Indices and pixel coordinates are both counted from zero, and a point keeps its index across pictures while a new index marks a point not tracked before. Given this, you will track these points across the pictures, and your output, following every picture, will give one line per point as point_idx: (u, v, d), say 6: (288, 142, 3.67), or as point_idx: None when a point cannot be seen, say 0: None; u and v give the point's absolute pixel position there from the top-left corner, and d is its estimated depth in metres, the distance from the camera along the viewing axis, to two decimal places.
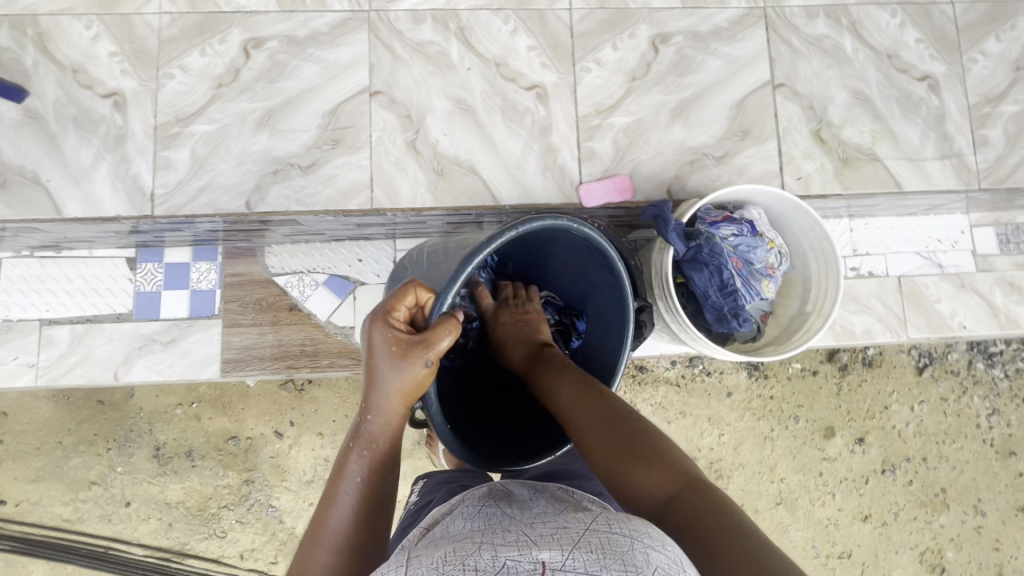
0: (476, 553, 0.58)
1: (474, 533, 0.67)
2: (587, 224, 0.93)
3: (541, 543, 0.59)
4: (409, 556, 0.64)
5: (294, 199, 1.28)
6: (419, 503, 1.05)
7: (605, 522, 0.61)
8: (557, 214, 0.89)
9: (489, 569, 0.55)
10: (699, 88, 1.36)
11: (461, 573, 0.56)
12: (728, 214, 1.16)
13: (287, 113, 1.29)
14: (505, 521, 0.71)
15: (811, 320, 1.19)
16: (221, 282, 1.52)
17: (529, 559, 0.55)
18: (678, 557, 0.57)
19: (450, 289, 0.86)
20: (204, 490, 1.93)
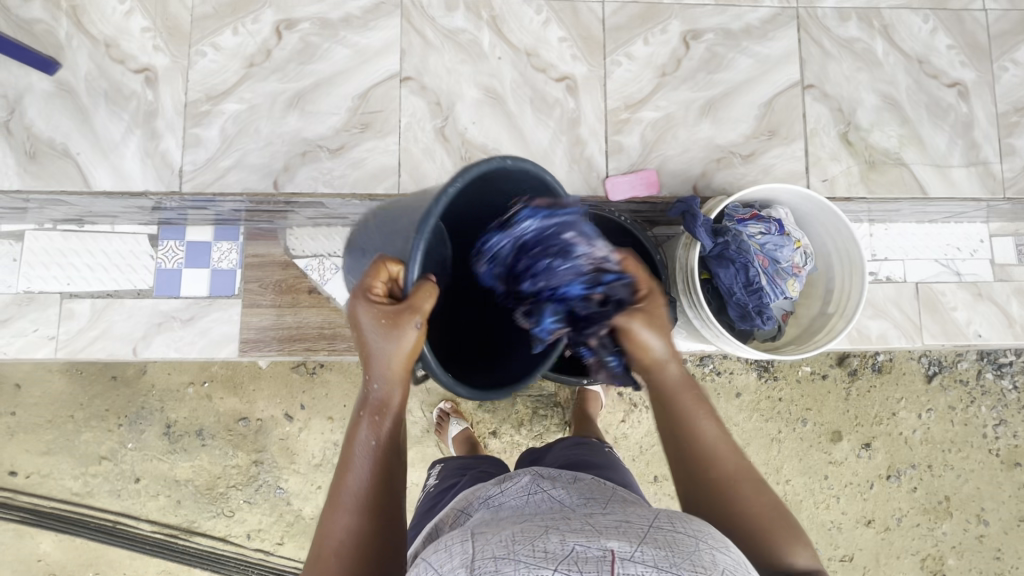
0: (544, 536, 0.61)
1: (531, 516, 0.70)
2: (519, 157, 0.83)
3: (606, 532, 0.62)
4: (470, 534, 0.67)
5: (321, 180, 1.28)
6: (441, 486, 1.08)
7: (668, 520, 0.65)
8: (487, 156, 0.80)
9: (559, 551, 0.58)
10: (729, 86, 1.36)
11: (531, 554, 0.58)
12: (756, 212, 1.15)
13: (318, 95, 1.29)
14: (557, 504, 0.73)
15: (832, 320, 1.20)
16: (241, 262, 1.53)
17: (598, 546, 0.58)
18: (739, 559, 0.62)
19: (414, 253, 0.76)
20: (214, 469, 1.94)
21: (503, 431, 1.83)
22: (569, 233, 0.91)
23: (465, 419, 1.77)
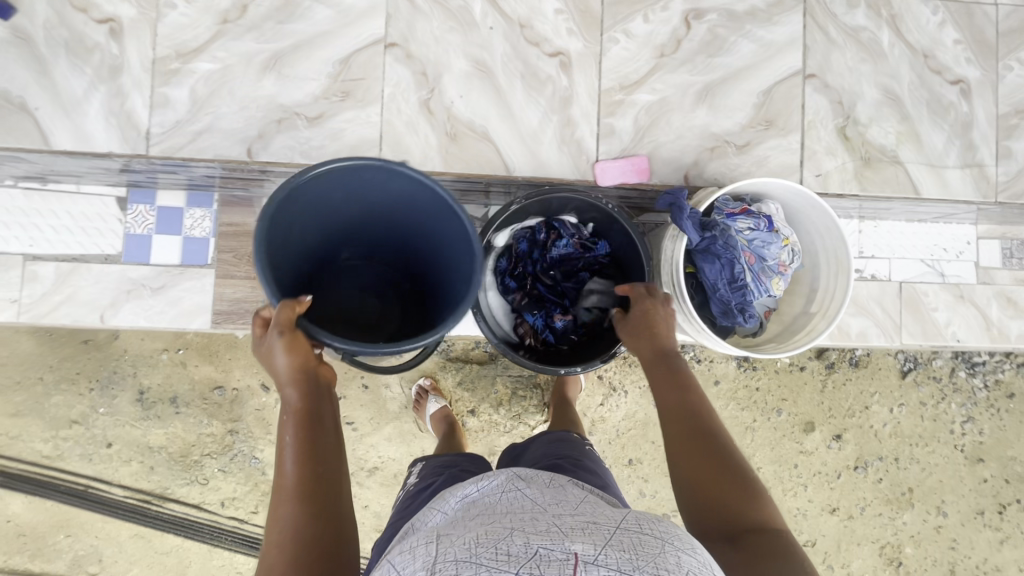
0: (507, 536, 0.61)
1: (499, 515, 0.68)
2: (289, 178, 0.90)
3: (572, 534, 0.61)
4: (437, 534, 0.66)
5: (298, 150, 1.21)
6: (420, 484, 1.06)
7: (635, 522, 0.64)
8: (265, 204, 0.89)
9: (522, 554, 0.57)
10: (728, 71, 1.31)
11: (494, 556, 0.58)
12: (746, 206, 1.11)
13: (297, 58, 1.22)
14: (529, 504, 0.72)
15: (814, 320, 1.18)
16: (215, 231, 1.48)
17: (562, 549, 0.58)
18: (706, 560, 0.62)
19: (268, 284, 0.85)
20: (188, 437, 1.93)
21: (482, 410, 1.83)
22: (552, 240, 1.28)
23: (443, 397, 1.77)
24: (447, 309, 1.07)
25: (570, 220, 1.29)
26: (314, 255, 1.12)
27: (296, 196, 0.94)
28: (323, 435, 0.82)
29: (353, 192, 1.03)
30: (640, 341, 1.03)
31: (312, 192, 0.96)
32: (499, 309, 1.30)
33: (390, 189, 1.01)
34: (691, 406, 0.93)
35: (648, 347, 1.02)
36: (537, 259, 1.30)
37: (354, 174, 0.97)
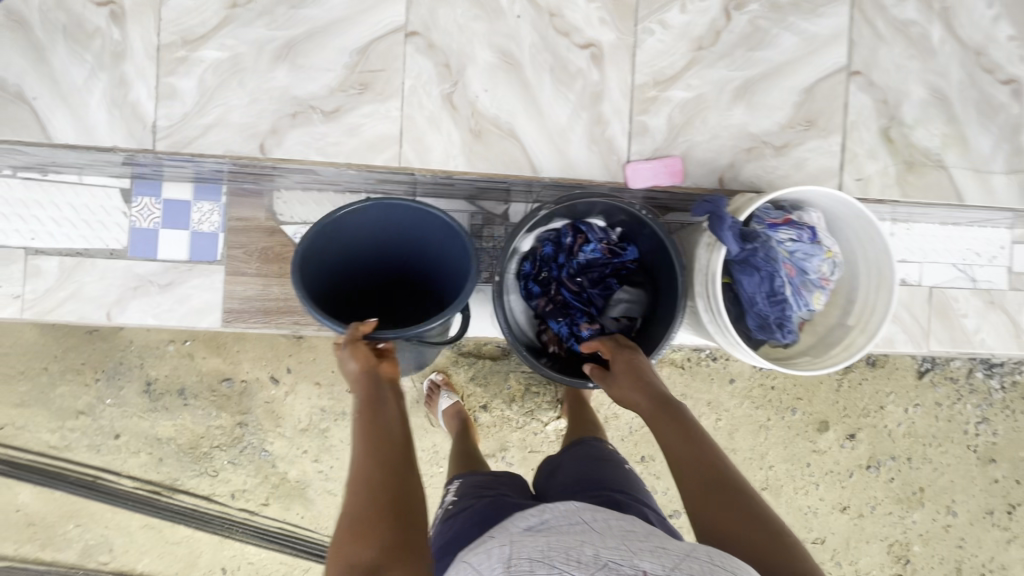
0: (579, 546, 0.63)
1: (569, 531, 0.70)
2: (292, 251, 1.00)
3: (641, 553, 0.63)
4: (511, 539, 0.69)
5: (314, 147, 1.14)
6: (460, 506, 1.02)
7: (705, 552, 0.64)
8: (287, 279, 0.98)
9: (591, 562, 0.60)
10: (769, 66, 1.23)
11: (565, 562, 0.60)
12: (789, 217, 1.06)
13: (311, 46, 1.14)
14: (599, 524, 0.74)
15: (852, 334, 1.13)
16: (224, 225, 1.42)
17: (632, 565, 0.59)
18: None
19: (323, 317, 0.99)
20: (197, 429, 1.91)
21: (494, 406, 1.80)
22: (578, 245, 1.23)
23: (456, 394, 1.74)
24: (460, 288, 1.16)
25: (598, 223, 1.23)
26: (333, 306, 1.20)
27: (303, 263, 1.04)
28: (383, 416, 0.90)
29: (341, 242, 1.13)
30: (631, 390, 1.02)
31: (314, 250, 1.07)
32: (522, 315, 1.26)
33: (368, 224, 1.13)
34: (702, 455, 0.89)
35: (643, 398, 1.00)
36: (562, 265, 1.25)
37: (334, 227, 1.09)
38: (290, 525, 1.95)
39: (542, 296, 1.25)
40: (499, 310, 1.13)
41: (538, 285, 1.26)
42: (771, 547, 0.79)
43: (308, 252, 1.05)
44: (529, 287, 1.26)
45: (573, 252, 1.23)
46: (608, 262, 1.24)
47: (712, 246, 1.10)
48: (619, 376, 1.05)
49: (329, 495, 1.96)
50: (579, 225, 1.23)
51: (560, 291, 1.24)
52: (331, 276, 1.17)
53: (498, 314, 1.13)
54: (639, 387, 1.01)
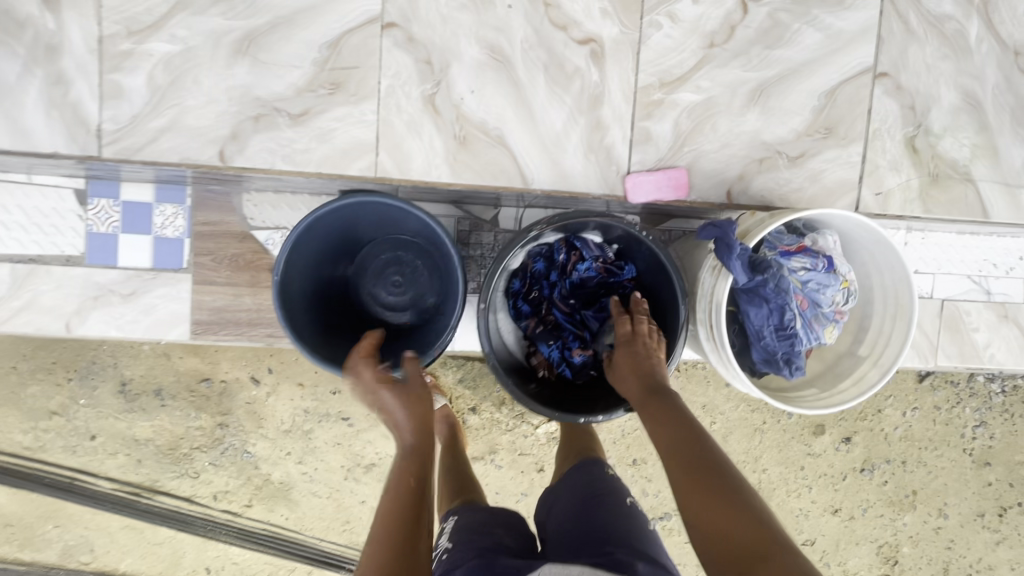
0: None
1: None
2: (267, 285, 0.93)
3: None
4: None
5: (279, 155, 1.03)
6: (454, 559, 0.96)
7: None
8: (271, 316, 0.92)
9: None
10: (787, 66, 1.11)
11: None
12: (803, 244, 0.96)
13: (275, 39, 1.01)
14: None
15: (863, 367, 1.05)
16: (190, 230, 1.31)
17: None
18: None
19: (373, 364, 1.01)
20: (176, 430, 1.84)
21: (484, 408, 1.73)
22: (571, 260, 1.13)
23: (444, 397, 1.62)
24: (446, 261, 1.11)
25: (594, 238, 1.13)
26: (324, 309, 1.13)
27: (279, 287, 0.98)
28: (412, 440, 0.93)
29: (309, 248, 1.06)
30: (626, 376, 0.98)
31: (290, 279, 1.03)
32: (510, 337, 1.17)
33: (332, 219, 1.05)
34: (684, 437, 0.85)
35: (636, 386, 0.97)
36: (555, 284, 1.15)
37: (300, 241, 1.03)
38: (275, 526, 1.91)
39: (531, 316, 1.16)
40: (485, 331, 1.05)
41: (527, 305, 1.16)
42: (753, 530, 0.75)
43: (285, 288, 1.02)
44: (518, 307, 1.16)
45: (566, 270, 1.13)
46: (605, 272, 1.14)
47: (717, 271, 1.01)
48: (619, 366, 1.01)
49: (313, 497, 1.91)
50: (574, 239, 1.12)
51: (552, 311, 1.15)
52: (324, 274, 1.14)
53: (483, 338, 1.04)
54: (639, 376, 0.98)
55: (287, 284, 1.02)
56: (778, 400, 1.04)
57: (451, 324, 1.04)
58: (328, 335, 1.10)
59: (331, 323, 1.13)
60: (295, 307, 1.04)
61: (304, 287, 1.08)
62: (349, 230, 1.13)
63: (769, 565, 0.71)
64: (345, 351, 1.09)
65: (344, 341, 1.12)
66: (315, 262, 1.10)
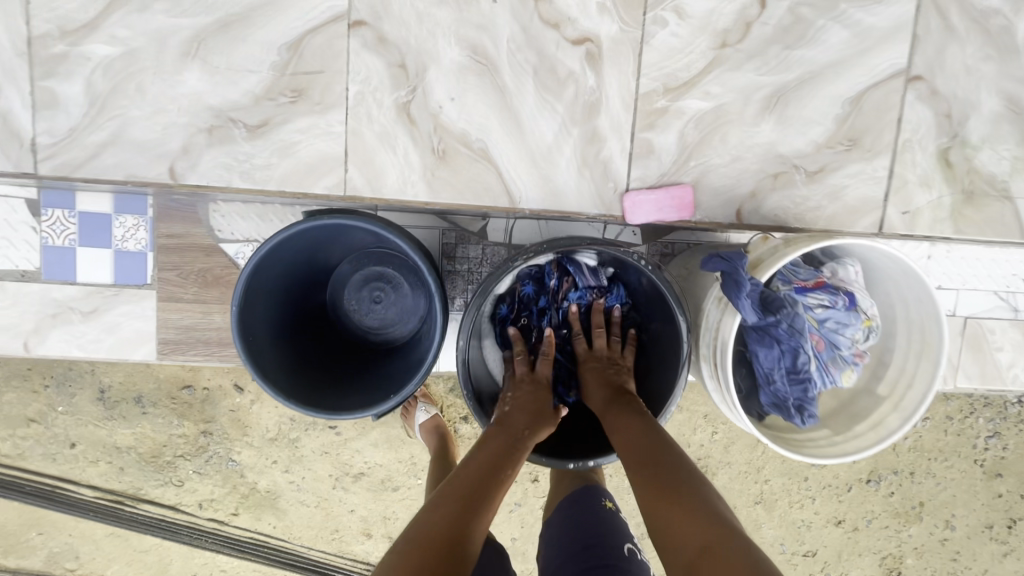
0: None
1: None
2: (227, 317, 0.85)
3: None
4: None
5: (237, 171, 0.92)
6: None
7: None
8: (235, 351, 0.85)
9: None
10: (809, 69, 0.98)
11: None
12: (822, 279, 0.86)
13: (228, 40, 0.89)
14: None
15: (883, 409, 0.95)
16: (153, 243, 1.22)
17: None
18: None
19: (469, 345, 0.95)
20: (157, 438, 1.71)
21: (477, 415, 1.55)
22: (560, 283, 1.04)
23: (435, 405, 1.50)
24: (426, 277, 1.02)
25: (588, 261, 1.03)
26: (300, 334, 1.05)
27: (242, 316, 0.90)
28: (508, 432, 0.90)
29: (277, 272, 0.98)
30: (588, 388, 0.97)
31: (256, 307, 0.94)
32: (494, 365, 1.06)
33: (298, 239, 0.95)
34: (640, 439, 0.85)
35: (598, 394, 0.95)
36: (545, 311, 1.06)
37: (262, 269, 0.93)
38: (262, 535, 1.77)
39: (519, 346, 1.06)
40: (463, 368, 0.96)
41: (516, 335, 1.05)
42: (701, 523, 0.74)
43: (248, 318, 0.93)
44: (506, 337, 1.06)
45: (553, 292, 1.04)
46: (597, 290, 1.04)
47: (723, 303, 0.91)
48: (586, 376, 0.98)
49: (301, 506, 1.76)
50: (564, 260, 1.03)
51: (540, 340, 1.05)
52: (297, 294, 1.05)
53: (461, 373, 0.95)
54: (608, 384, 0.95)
55: (251, 315, 0.93)
56: (786, 446, 0.93)
57: (427, 362, 0.95)
58: (304, 361, 1.02)
59: (311, 347, 1.05)
60: (263, 338, 0.96)
61: (274, 314, 0.99)
62: (321, 247, 1.04)
63: (713, 557, 0.71)
64: (322, 379, 1.00)
65: (322, 367, 1.03)
66: (283, 286, 1.00)
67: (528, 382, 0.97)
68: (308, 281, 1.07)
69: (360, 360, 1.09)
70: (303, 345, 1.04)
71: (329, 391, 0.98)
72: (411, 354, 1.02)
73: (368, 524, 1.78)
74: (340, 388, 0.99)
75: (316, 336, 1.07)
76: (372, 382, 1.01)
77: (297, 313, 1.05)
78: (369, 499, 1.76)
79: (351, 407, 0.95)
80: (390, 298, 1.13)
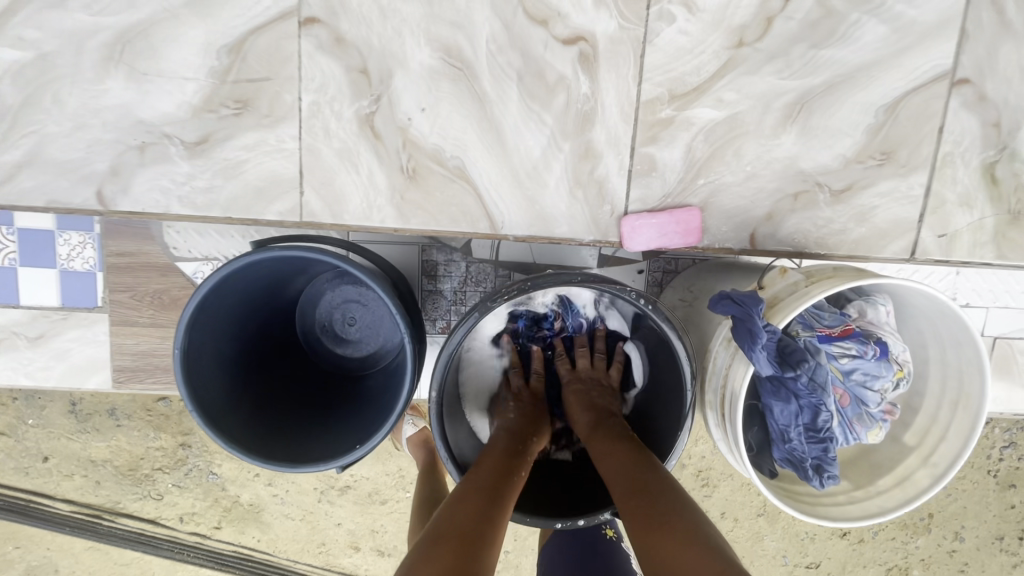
0: None
1: None
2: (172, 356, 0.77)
3: None
4: None
5: (174, 195, 0.80)
6: None
7: None
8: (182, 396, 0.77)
9: None
10: (840, 72, 0.84)
11: None
12: (850, 327, 0.75)
13: (159, 42, 0.76)
14: None
15: (910, 463, 0.85)
16: (102, 263, 1.10)
17: None
18: None
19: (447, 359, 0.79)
20: (134, 449, 1.46)
21: None
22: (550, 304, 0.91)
23: (424, 416, 1.31)
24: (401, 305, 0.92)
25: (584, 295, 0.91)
26: (264, 368, 0.95)
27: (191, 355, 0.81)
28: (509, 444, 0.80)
29: (236, 302, 0.88)
30: (571, 411, 0.85)
31: (208, 345, 0.85)
32: (470, 402, 0.90)
33: (255, 270, 0.86)
34: (632, 457, 0.75)
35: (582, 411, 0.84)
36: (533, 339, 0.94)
37: (211, 304, 0.83)
38: (245, 549, 1.53)
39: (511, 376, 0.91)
40: (439, 429, 0.81)
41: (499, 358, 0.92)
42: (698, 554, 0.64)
43: (199, 357, 0.83)
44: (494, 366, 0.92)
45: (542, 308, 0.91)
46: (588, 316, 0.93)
47: (733, 346, 0.80)
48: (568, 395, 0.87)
49: (283, 519, 1.51)
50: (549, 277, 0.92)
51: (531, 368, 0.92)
52: (258, 324, 0.95)
53: (435, 422, 0.80)
54: (595, 405, 0.84)
55: (199, 356, 0.83)
56: (801, 508, 0.82)
57: (396, 409, 0.84)
58: (263, 401, 0.91)
59: (276, 381, 0.96)
60: (214, 380, 0.85)
61: (229, 350, 0.89)
62: (283, 273, 0.94)
63: None
64: (281, 421, 0.90)
65: (286, 404, 0.94)
66: (239, 318, 0.90)
67: (522, 400, 0.87)
68: (272, 306, 0.98)
69: (328, 394, 0.99)
70: (264, 381, 0.94)
71: (288, 438, 0.87)
72: (382, 390, 0.93)
73: (356, 537, 1.53)
74: (300, 434, 0.89)
75: (283, 369, 0.98)
76: (339, 424, 0.92)
77: (261, 344, 0.96)
78: (355, 513, 1.51)
79: (311, 457, 0.85)
80: (363, 321, 1.05)
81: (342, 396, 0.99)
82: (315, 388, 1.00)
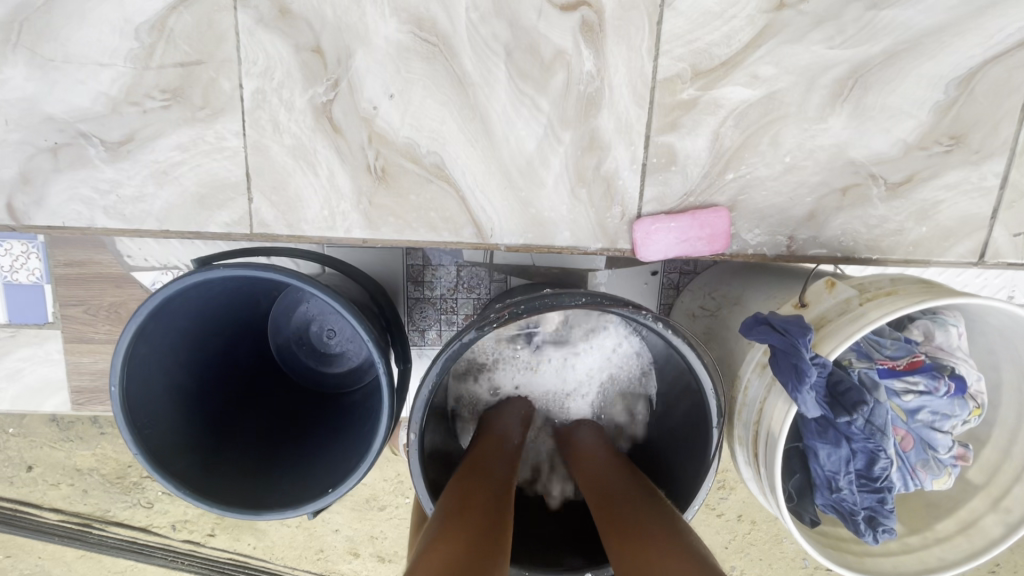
0: None
1: None
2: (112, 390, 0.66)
3: None
4: None
5: (98, 204, 0.67)
6: None
7: None
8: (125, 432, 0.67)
9: None
10: (904, 38, 0.69)
11: None
12: (918, 358, 0.62)
13: (68, 22, 0.63)
14: None
15: (975, 505, 0.71)
16: (49, 274, 0.98)
17: None
18: None
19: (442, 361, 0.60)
20: (122, 456, 1.26)
21: None
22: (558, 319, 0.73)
23: None
24: (380, 321, 0.78)
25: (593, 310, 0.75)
26: (234, 388, 0.84)
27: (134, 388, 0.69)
28: (505, 446, 0.67)
29: (190, 321, 0.76)
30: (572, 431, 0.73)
31: (159, 374, 0.73)
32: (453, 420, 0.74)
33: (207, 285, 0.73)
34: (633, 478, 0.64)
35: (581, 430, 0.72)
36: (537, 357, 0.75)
37: (153, 330, 0.70)
38: (242, 557, 1.32)
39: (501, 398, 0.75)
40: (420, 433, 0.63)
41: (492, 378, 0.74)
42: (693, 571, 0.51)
43: (148, 390, 0.71)
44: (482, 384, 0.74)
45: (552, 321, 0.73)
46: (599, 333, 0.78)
47: (768, 375, 0.67)
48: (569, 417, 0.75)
49: (280, 526, 1.30)
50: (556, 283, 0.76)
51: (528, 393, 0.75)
52: (222, 342, 0.84)
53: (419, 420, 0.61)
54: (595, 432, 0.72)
55: (146, 389, 0.71)
56: (848, 563, 0.69)
57: (372, 448, 0.72)
58: (229, 429, 0.79)
59: (250, 401, 0.85)
60: (165, 415, 0.73)
61: (185, 379, 0.77)
62: (245, 284, 0.81)
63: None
64: (245, 455, 0.77)
65: (257, 428, 0.82)
66: (195, 339, 0.78)
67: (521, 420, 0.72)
68: (238, 320, 0.87)
69: (303, 418, 0.87)
70: (232, 405, 0.82)
71: (252, 476, 0.75)
72: (363, 416, 0.81)
73: (355, 543, 1.31)
74: (267, 471, 0.77)
75: (258, 389, 0.87)
76: (313, 456, 0.79)
77: (230, 361, 0.85)
78: (354, 519, 1.30)
79: (277, 500, 0.73)
80: (344, 333, 0.95)
81: (322, 416, 0.88)
82: (291, 409, 0.88)
